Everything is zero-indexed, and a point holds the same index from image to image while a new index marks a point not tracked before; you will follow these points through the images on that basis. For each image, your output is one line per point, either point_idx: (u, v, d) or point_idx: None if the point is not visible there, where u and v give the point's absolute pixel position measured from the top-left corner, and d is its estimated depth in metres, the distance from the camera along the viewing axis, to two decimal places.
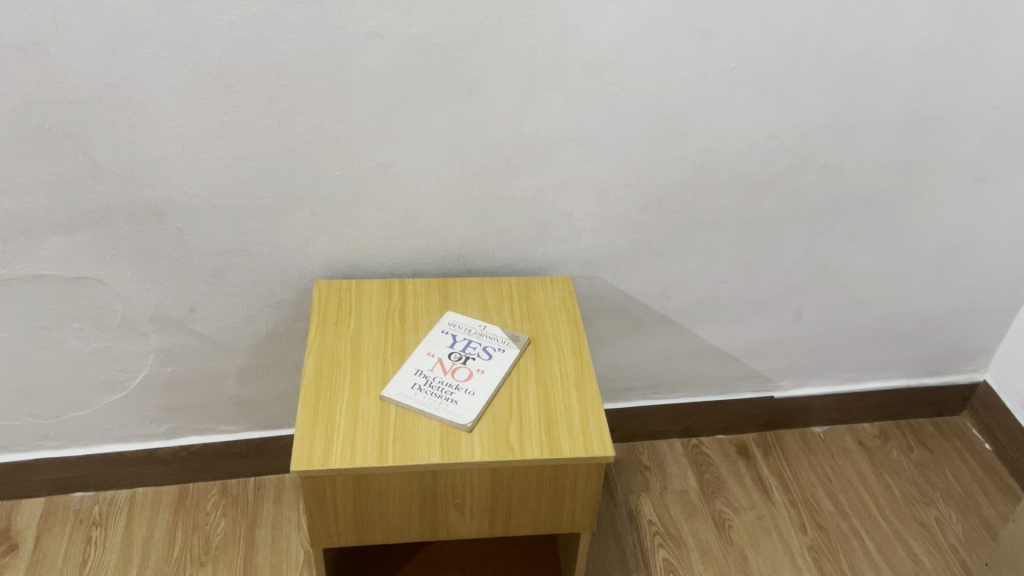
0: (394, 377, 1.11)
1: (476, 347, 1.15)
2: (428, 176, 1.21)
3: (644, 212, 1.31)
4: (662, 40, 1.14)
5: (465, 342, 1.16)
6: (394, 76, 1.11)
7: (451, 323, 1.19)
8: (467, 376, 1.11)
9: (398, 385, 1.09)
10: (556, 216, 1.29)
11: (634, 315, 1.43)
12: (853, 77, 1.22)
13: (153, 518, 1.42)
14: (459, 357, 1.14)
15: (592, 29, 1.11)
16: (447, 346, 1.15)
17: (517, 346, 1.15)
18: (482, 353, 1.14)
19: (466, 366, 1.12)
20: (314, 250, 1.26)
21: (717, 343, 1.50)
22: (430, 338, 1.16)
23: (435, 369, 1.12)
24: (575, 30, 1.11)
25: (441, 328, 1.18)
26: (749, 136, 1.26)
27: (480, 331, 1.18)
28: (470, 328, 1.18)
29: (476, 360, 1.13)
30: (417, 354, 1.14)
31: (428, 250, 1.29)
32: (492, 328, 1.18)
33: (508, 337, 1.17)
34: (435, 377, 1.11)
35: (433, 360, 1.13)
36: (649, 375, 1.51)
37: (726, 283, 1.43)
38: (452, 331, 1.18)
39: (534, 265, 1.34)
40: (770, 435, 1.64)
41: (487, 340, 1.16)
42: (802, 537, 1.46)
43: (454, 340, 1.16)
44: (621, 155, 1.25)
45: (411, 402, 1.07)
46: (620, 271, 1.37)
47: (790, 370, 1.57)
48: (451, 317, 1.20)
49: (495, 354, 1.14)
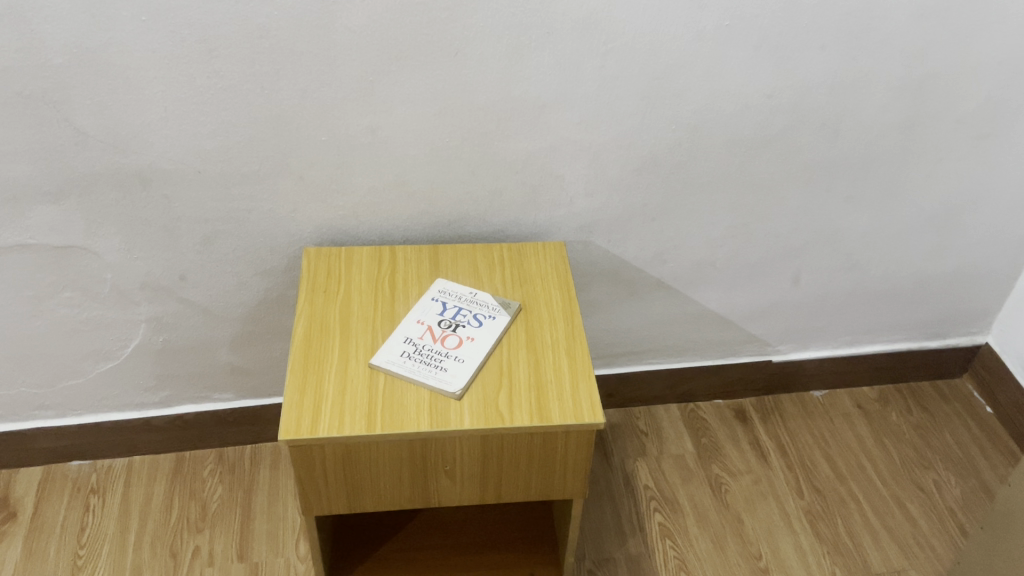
0: (383, 344, 1.10)
1: (465, 314, 1.14)
2: (416, 139, 1.19)
3: (638, 174, 1.29)
4: None
5: (454, 309, 1.15)
6: (379, 36, 1.08)
7: (441, 290, 1.18)
8: (456, 344, 1.10)
9: (386, 353, 1.08)
10: (548, 180, 1.27)
11: (629, 280, 1.41)
12: (851, 33, 1.19)
13: (150, 486, 1.42)
14: (448, 325, 1.13)
15: None
16: (436, 313, 1.14)
17: (507, 313, 1.14)
18: (472, 321, 1.13)
19: (455, 334, 1.11)
20: (303, 217, 1.24)
21: (714, 307, 1.47)
22: (419, 306, 1.15)
23: (425, 337, 1.11)
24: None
25: (432, 295, 1.17)
26: (743, 96, 1.23)
27: (470, 299, 1.16)
28: (460, 295, 1.17)
29: (465, 328, 1.12)
30: (406, 321, 1.13)
31: (418, 216, 1.27)
32: (483, 294, 1.17)
33: (498, 304, 1.16)
34: (425, 345, 1.10)
35: (422, 327, 1.12)
36: (646, 340, 1.50)
37: (724, 248, 1.40)
38: (442, 298, 1.16)
39: (527, 231, 1.32)
40: (768, 399, 1.62)
41: (477, 307, 1.15)
42: (798, 501, 1.46)
43: (444, 308, 1.15)
44: (614, 116, 1.22)
45: (400, 371, 1.06)
46: (615, 235, 1.35)
47: (790, 334, 1.55)
48: (441, 283, 1.19)
49: (485, 321, 1.13)
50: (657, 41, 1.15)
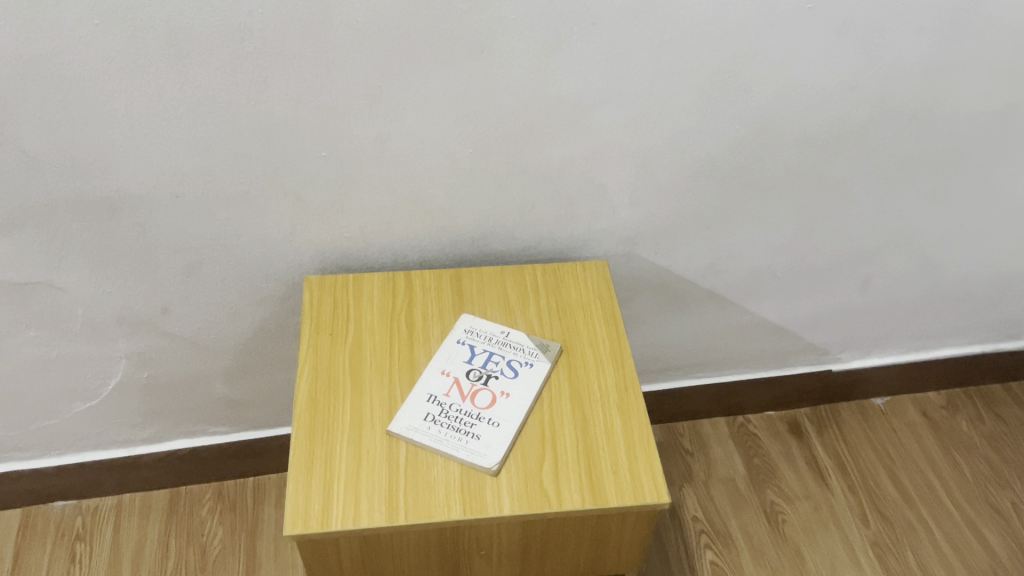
0: (403, 405, 0.93)
1: (497, 364, 0.97)
2: (433, 150, 1.00)
3: (692, 179, 1.09)
4: None
5: (485, 357, 0.98)
6: (386, 33, 0.88)
7: (467, 330, 1.00)
8: (490, 403, 0.93)
9: (407, 417, 0.92)
10: (586, 190, 1.07)
11: (677, 292, 1.23)
12: (956, 12, 0.98)
13: (143, 531, 1.27)
14: (478, 379, 0.96)
15: None
16: (464, 363, 0.97)
17: (547, 360, 0.97)
18: (506, 372, 0.96)
19: (488, 390, 0.95)
20: (302, 240, 1.05)
21: (770, 317, 1.30)
22: (443, 352, 0.98)
23: (452, 394, 0.94)
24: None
25: (457, 338, 0.99)
26: (821, 87, 1.03)
27: (502, 343, 0.99)
28: (490, 338, 1.00)
29: (499, 382, 0.96)
30: (429, 373, 0.96)
31: (436, 235, 1.08)
32: (517, 336, 1.00)
33: (535, 347, 0.99)
34: (452, 406, 0.93)
35: (448, 382, 0.95)
36: (693, 353, 1.33)
37: (785, 254, 1.21)
38: (470, 342, 0.99)
39: (563, 246, 1.13)
40: (825, 408, 1.46)
41: (511, 353, 0.98)
42: (864, 530, 1.31)
43: (472, 355, 0.98)
44: (667, 117, 1.02)
45: (424, 441, 0.90)
46: (662, 246, 1.16)
47: (852, 341, 1.38)
48: (467, 321, 1.02)
49: (521, 371, 0.96)
50: (722, 29, 0.94)
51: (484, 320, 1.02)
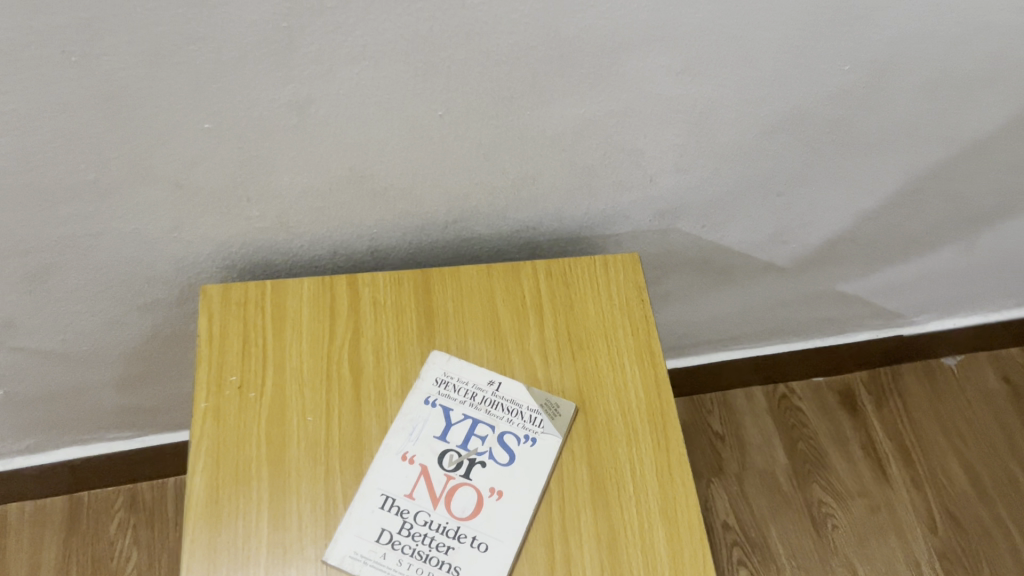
0: (346, 517, 0.64)
1: (484, 442, 0.67)
2: (382, 117, 0.64)
3: (768, 139, 0.74)
4: None
5: (465, 430, 0.68)
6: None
7: (439, 382, 0.69)
8: (474, 510, 0.64)
9: (352, 538, 0.62)
10: (613, 157, 0.73)
11: (725, 265, 0.91)
12: None
13: (35, 558, 1.00)
14: (456, 466, 0.66)
15: None
16: (435, 440, 0.67)
17: (557, 433, 0.67)
18: (496, 455, 0.66)
19: (471, 487, 0.65)
20: (194, 235, 0.71)
21: (838, 284, 0.99)
22: (403, 423, 0.67)
23: (418, 497, 0.64)
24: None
25: (424, 397, 0.69)
26: (986, 10, 0.65)
27: (490, 405, 0.69)
28: (472, 397, 0.69)
29: (486, 473, 0.66)
30: (384, 459, 0.66)
31: (392, 219, 0.74)
32: (511, 391, 0.69)
33: (539, 409, 0.68)
34: (419, 517, 0.63)
35: (412, 475, 0.65)
36: (732, 321, 1.03)
37: (876, 219, 0.89)
38: (443, 404, 0.69)
39: (575, 223, 0.80)
40: (886, 372, 1.18)
41: (503, 424, 0.68)
42: (931, 538, 1.06)
43: (447, 427, 0.68)
44: (747, 61, 0.65)
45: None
46: (712, 217, 0.83)
47: (934, 302, 1.08)
48: (438, 365, 0.70)
49: (519, 453, 0.66)
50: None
51: (464, 363, 0.71)
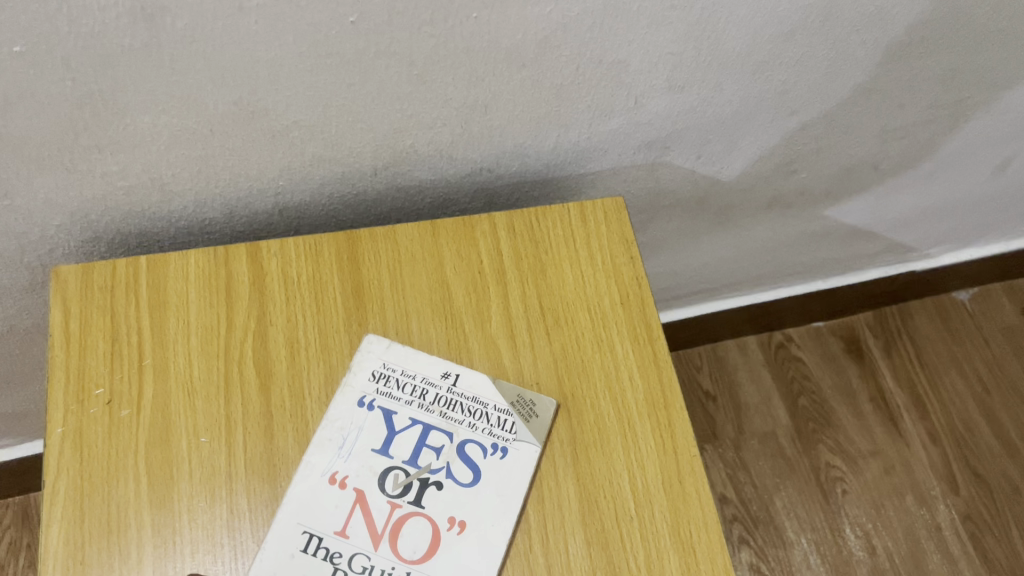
0: (256, 564, 0.48)
1: (439, 455, 0.51)
2: (270, 29, 0.45)
3: (786, 42, 0.57)
4: None
5: (415, 440, 0.51)
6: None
7: (378, 377, 0.53)
8: (428, 549, 0.48)
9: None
10: (588, 74, 0.55)
11: (721, 202, 0.76)
12: None
13: None
14: (404, 490, 0.50)
15: None
16: (375, 456, 0.51)
17: (533, 441, 0.52)
18: (456, 473, 0.50)
19: (423, 517, 0.49)
20: (33, 201, 0.53)
21: (850, 218, 0.84)
22: (331, 433, 0.51)
23: (354, 534, 0.48)
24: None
25: (358, 398, 0.52)
26: None
27: (445, 406, 0.53)
28: (422, 396, 0.53)
29: (443, 497, 0.50)
30: (306, 484, 0.50)
31: (303, 167, 0.57)
32: (472, 385, 0.53)
33: (509, 408, 0.53)
34: (355, 563, 0.48)
35: (345, 504, 0.49)
36: (725, 265, 0.88)
37: (902, 139, 0.73)
38: (384, 406, 0.52)
39: (540, 162, 0.63)
40: (893, 313, 1.05)
41: (464, 431, 0.52)
42: (952, 499, 0.94)
43: (390, 437, 0.51)
44: None
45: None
46: (709, 146, 0.67)
47: (953, 232, 0.93)
48: (375, 355, 0.54)
49: (485, 469, 0.51)
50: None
51: (409, 350, 0.54)
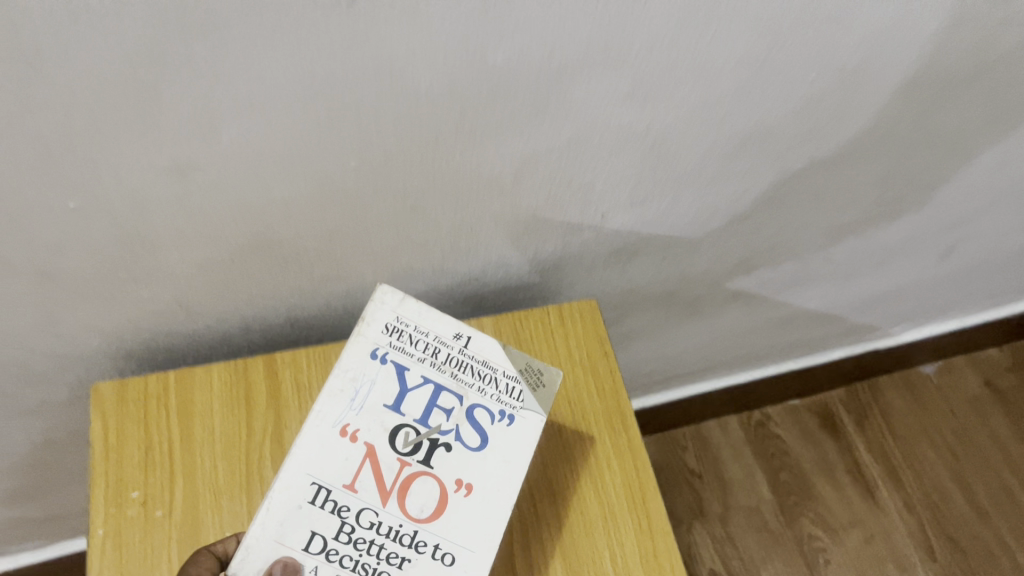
0: (259, 516, 0.47)
1: (449, 417, 0.50)
2: (284, 177, 0.53)
3: (731, 161, 0.66)
4: None
5: (426, 398, 0.50)
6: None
7: (391, 330, 0.51)
8: (435, 509, 0.48)
9: (272, 546, 0.46)
10: (560, 196, 0.63)
11: (690, 296, 0.83)
12: None
13: None
14: (414, 449, 0.49)
15: None
16: (387, 412, 0.49)
17: (538, 411, 0.52)
18: (465, 436, 0.50)
19: (432, 477, 0.49)
20: (76, 327, 0.60)
21: (811, 304, 0.92)
22: (344, 383, 0.50)
23: (364, 489, 0.48)
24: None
25: (371, 349, 0.50)
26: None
27: (456, 367, 0.51)
28: (433, 354, 0.51)
29: (452, 460, 0.49)
30: (315, 434, 0.48)
31: (312, 287, 0.65)
32: (482, 350, 0.52)
33: (517, 375, 0.52)
34: (363, 518, 0.47)
35: (355, 457, 0.48)
36: (700, 351, 0.95)
37: (849, 234, 0.81)
38: (396, 361, 0.51)
39: (522, 271, 0.71)
40: (864, 388, 1.11)
41: (473, 394, 0.51)
42: (931, 566, 0.99)
43: (402, 393, 0.50)
44: (705, 77, 0.56)
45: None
46: (673, 249, 0.75)
47: (911, 312, 1.01)
48: (389, 308, 0.52)
49: (493, 434, 0.51)
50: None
51: (422, 306, 0.52)
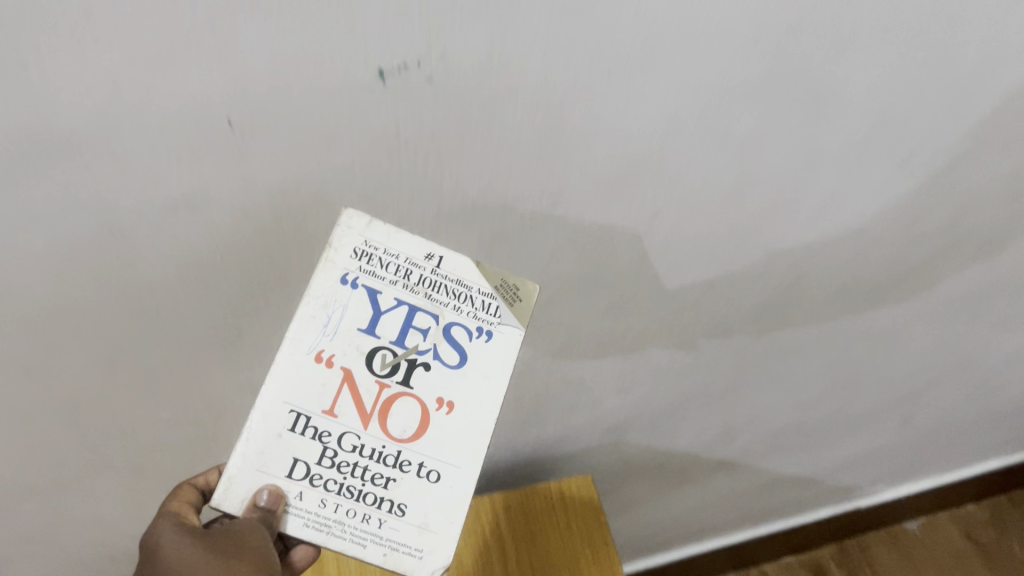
0: (240, 446, 0.44)
1: (427, 336, 0.47)
2: None
3: (700, 363, 0.78)
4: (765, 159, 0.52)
5: (401, 319, 0.47)
6: (223, 245, 0.49)
7: (360, 254, 0.47)
8: (418, 429, 0.46)
9: (254, 475, 0.44)
10: (557, 394, 0.77)
11: (678, 467, 0.95)
12: None
13: None
14: (393, 370, 0.46)
15: (624, 160, 0.49)
16: (362, 335, 0.46)
17: (517, 325, 0.49)
18: (444, 353, 0.48)
19: (413, 398, 0.46)
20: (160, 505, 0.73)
21: (790, 469, 1.03)
22: (315, 311, 0.46)
23: (343, 413, 0.45)
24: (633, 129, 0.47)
25: (340, 275, 0.46)
26: (894, 258, 0.67)
27: (432, 288, 0.48)
28: (406, 276, 0.48)
29: (432, 377, 0.47)
30: (290, 364, 0.45)
31: None
32: (457, 267, 0.49)
33: (493, 291, 0.49)
34: (345, 442, 0.45)
35: (333, 382, 0.45)
36: (695, 514, 1.06)
37: (814, 409, 0.93)
38: (367, 284, 0.47)
39: (529, 448, 0.83)
40: (854, 544, 1.20)
41: (448, 313, 0.48)
42: None
43: (375, 316, 0.47)
44: (670, 316, 0.68)
45: (295, 530, 0.44)
46: (658, 428, 0.87)
47: (887, 472, 1.11)
48: (357, 232, 0.47)
49: (472, 351, 0.48)
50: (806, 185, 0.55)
51: (390, 230, 0.48)
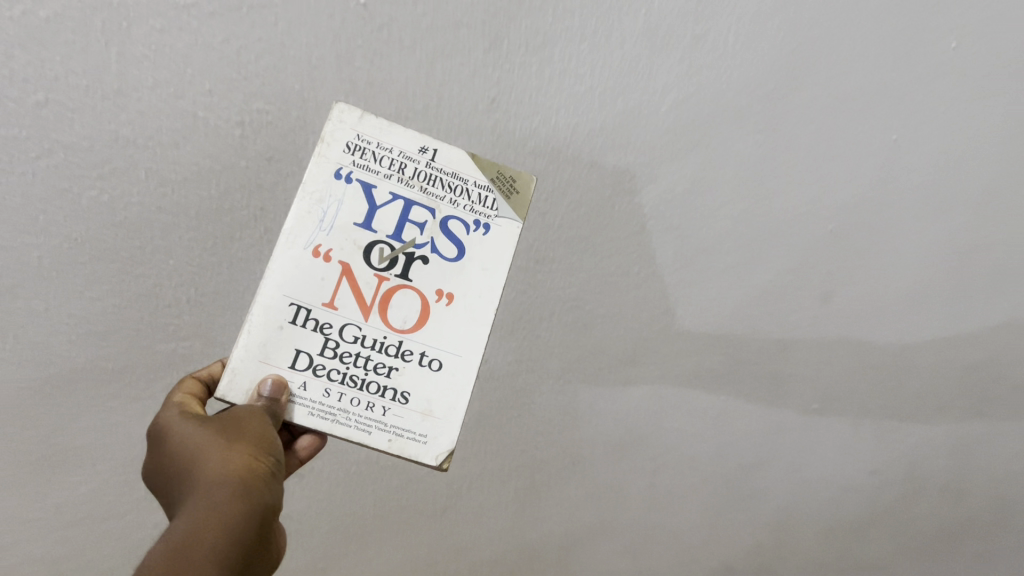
0: (242, 339, 0.46)
1: (424, 231, 0.50)
2: None
3: None
4: (712, 399, 0.76)
5: (398, 213, 0.49)
6: (334, 476, 0.72)
7: (353, 148, 0.49)
8: (418, 321, 0.49)
9: (257, 365, 0.46)
10: None
11: None
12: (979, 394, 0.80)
13: None
14: (391, 264, 0.49)
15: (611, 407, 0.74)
16: (358, 229, 0.48)
17: (514, 218, 0.52)
18: (441, 247, 0.50)
19: (413, 291, 0.49)
20: None
21: None
22: (310, 206, 0.48)
23: (343, 305, 0.48)
24: (656, 328, 0.69)
25: (335, 169, 0.48)
26: (843, 479, 0.85)
27: (426, 181, 0.50)
28: (401, 170, 0.50)
29: (430, 272, 0.49)
30: (289, 258, 0.47)
31: None
32: (451, 160, 0.51)
33: (490, 184, 0.52)
34: (347, 333, 0.48)
35: (331, 277, 0.48)
36: None
37: None
38: (362, 178, 0.49)
39: None
40: None
41: (446, 206, 0.50)
42: None
43: (372, 210, 0.49)
44: (672, 537, 0.87)
45: (301, 418, 0.46)
46: None
47: None
48: (349, 125, 0.49)
49: (471, 245, 0.50)
50: (825, 347, 0.73)
51: (382, 124, 0.50)
